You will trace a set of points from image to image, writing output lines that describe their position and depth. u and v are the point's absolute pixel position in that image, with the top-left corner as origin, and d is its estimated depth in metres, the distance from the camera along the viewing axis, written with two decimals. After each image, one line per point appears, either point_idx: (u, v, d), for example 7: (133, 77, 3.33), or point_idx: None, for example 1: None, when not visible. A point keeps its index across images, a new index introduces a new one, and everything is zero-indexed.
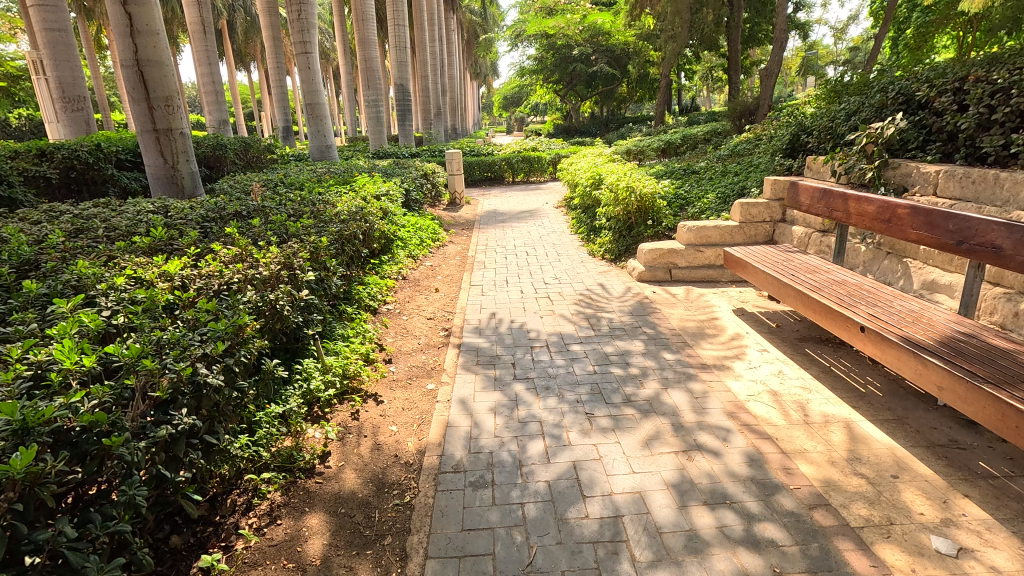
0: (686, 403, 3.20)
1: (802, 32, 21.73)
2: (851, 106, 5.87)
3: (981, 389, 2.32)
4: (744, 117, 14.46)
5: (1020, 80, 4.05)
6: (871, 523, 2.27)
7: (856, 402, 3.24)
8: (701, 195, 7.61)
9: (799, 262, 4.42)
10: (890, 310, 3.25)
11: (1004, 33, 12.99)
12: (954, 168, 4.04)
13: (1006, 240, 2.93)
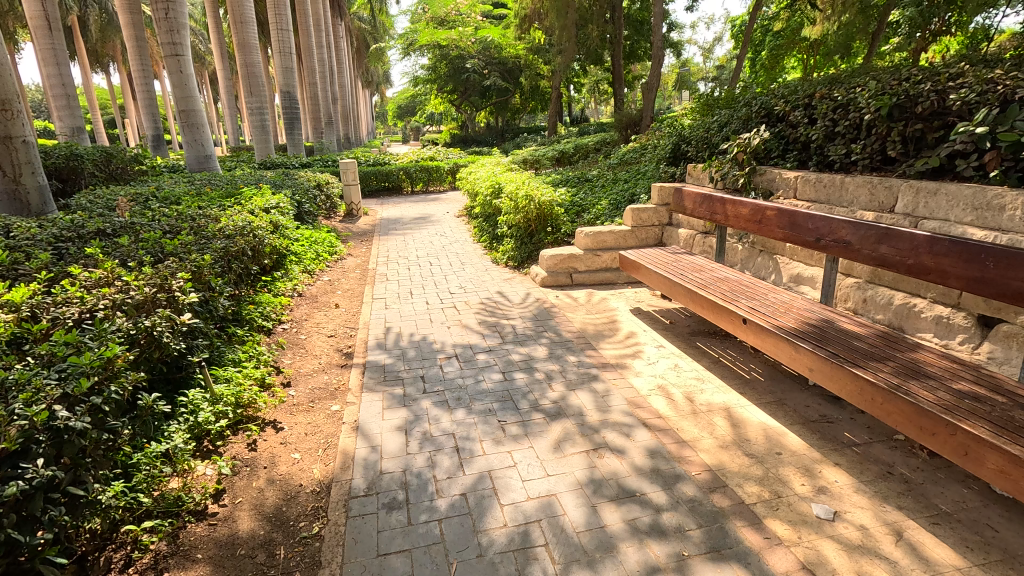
0: (592, 403, 3.31)
1: (676, 50, 23.62)
2: (722, 119, 6.45)
3: (843, 368, 2.63)
4: (630, 127, 15.39)
5: (855, 97, 4.67)
6: (761, 499, 2.48)
7: (741, 388, 3.54)
8: (595, 201, 7.98)
9: (686, 262, 4.76)
10: (766, 303, 3.59)
11: (839, 56, 15.00)
12: (809, 174, 4.58)
13: (854, 236, 3.36)
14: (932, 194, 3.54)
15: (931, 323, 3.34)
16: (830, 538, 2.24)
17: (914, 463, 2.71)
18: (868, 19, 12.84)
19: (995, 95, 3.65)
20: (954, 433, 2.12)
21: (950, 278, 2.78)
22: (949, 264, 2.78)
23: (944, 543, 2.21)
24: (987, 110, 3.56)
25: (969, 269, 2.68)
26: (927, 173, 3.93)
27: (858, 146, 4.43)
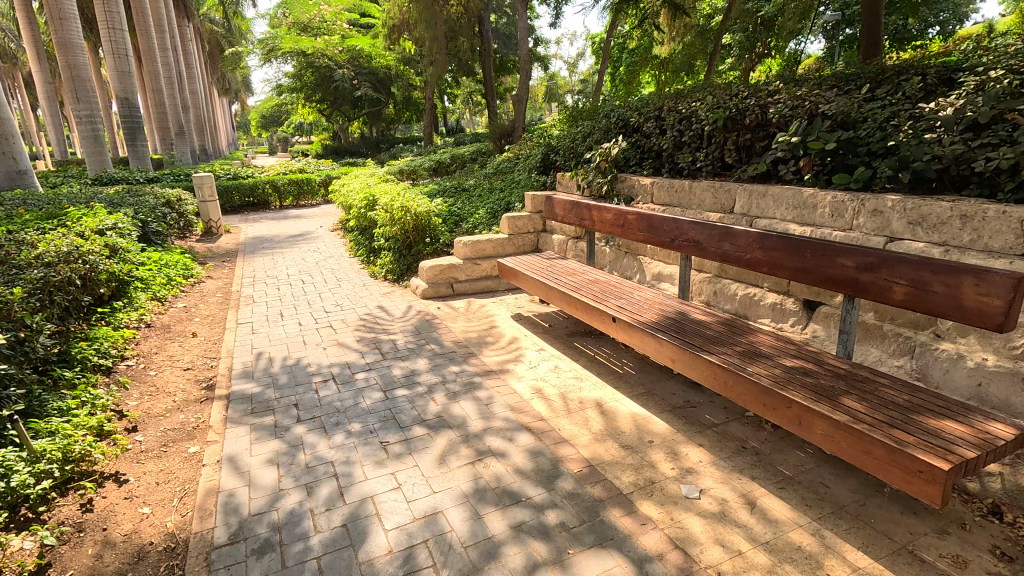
0: (476, 412, 3.30)
1: (544, 65, 24.73)
2: (586, 130, 6.84)
3: (699, 356, 2.86)
4: (503, 138, 15.77)
5: (696, 110, 5.19)
6: (636, 486, 2.62)
7: (616, 383, 3.73)
8: (473, 211, 8.04)
9: (560, 266, 4.93)
10: (632, 301, 3.83)
11: (685, 74, 16.67)
12: (662, 180, 4.99)
13: (702, 235, 3.71)
14: (762, 196, 4.02)
15: (769, 309, 3.78)
16: (697, 514, 2.41)
17: (763, 436, 3.03)
18: (706, 41, 14.42)
19: (804, 110, 4.24)
20: (790, 406, 2.40)
21: (779, 269, 3.16)
22: (778, 257, 3.16)
23: (788, 503, 2.49)
24: (798, 122, 4.13)
25: (793, 261, 3.07)
26: (757, 177, 4.45)
27: (702, 154, 4.93)
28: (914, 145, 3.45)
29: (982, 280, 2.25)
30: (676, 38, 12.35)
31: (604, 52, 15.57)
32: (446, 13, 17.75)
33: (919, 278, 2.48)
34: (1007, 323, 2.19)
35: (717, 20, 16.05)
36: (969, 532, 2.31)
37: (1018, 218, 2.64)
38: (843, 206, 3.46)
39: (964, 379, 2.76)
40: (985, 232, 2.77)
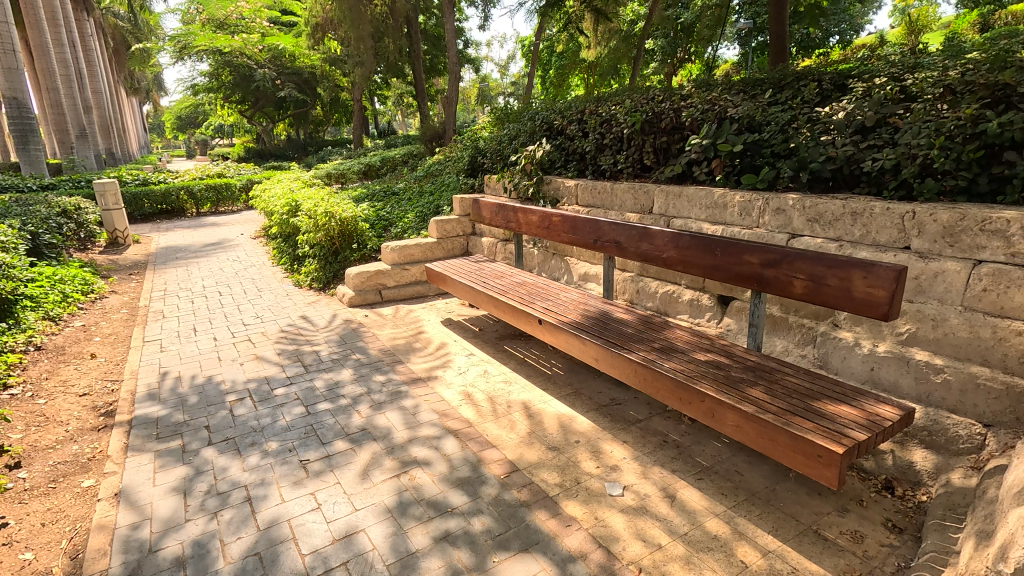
0: (401, 421, 3.22)
1: (475, 67, 24.71)
2: (512, 132, 6.88)
3: (620, 355, 2.92)
4: (434, 140, 15.62)
5: (615, 113, 5.33)
6: (561, 487, 2.63)
7: (544, 384, 3.75)
8: (402, 214, 7.90)
9: (489, 270, 4.90)
10: (558, 302, 3.86)
11: (612, 78, 17.16)
12: (585, 182, 5.08)
13: (622, 236, 3.79)
14: (677, 197, 4.17)
15: (687, 305, 3.92)
16: (620, 511, 2.45)
17: (683, 429, 3.14)
18: (629, 47, 14.90)
19: (714, 113, 4.45)
20: (704, 400, 2.48)
21: (693, 267, 3.27)
22: (692, 255, 3.28)
23: (705, 493, 2.58)
24: (709, 126, 4.32)
25: (705, 258, 3.19)
26: (674, 179, 4.62)
27: (622, 156, 5.07)
28: (811, 147, 3.68)
29: (869, 273, 2.43)
30: (601, 43, 12.70)
31: (533, 55, 15.75)
32: (372, 13, 17.38)
33: (815, 272, 2.64)
34: (891, 312, 2.36)
35: (640, 26, 16.63)
36: (865, 508, 2.48)
37: (899, 214, 2.87)
38: (750, 204, 3.65)
39: (859, 365, 2.97)
40: (872, 227, 3.00)
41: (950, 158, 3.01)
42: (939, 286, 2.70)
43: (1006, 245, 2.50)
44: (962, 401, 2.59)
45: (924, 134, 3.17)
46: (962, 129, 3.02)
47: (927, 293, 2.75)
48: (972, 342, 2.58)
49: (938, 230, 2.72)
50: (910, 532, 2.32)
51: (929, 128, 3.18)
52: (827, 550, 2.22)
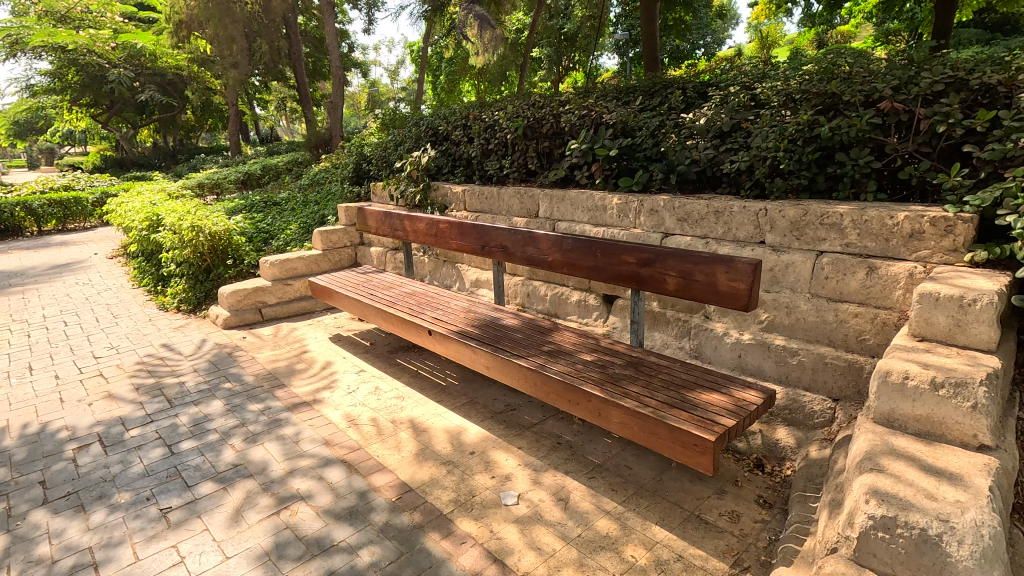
0: (281, 453, 2.96)
1: (362, 72, 23.98)
2: (397, 138, 6.71)
3: (510, 362, 2.88)
4: (320, 147, 14.90)
5: (499, 119, 5.37)
6: (455, 504, 2.55)
7: (438, 396, 3.64)
8: (284, 226, 7.41)
9: (377, 280, 4.68)
10: (447, 310, 3.75)
11: (501, 85, 17.42)
12: (472, 188, 5.05)
13: (509, 241, 3.78)
14: (561, 200, 4.25)
15: (575, 306, 4.01)
16: (514, 521, 2.42)
17: (575, 429, 3.18)
18: (516, 54, 15.21)
19: (591, 119, 4.60)
20: (590, 400, 2.51)
21: (577, 269, 3.33)
22: (575, 258, 3.34)
23: (597, 492, 2.62)
24: (586, 131, 4.46)
25: (588, 260, 3.26)
26: (558, 183, 4.72)
27: (508, 161, 5.10)
28: (678, 150, 3.92)
29: (731, 268, 2.60)
30: (487, 50, 12.85)
31: (420, 60, 15.53)
32: (244, 11, 16.23)
33: (686, 269, 2.78)
34: (751, 303, 2.54)
35: (525, 34, 17.04)
36: (740, 488, 2.64)
37: (754, 211, 3.11)
38: (627, 206, 3.80)
39: (728, 353, 3.18)
40: (733, 224, 3.23)
41: (793, 159, 3.33)
42: (790, 276, 2.96)
43: (841, 236, 2.79)
44: (814, 379, 2.85)
45: (771, 138, 3.48)
46: (801, 133, 3.36)
47: (780, 283, 3.01)
48: (819, 325, 2.85)
49: (787, 226, 2.98)
50: (778, 505, 2.50)
51: (775, 132, 3.49)
52: (708, 534, 2.33)
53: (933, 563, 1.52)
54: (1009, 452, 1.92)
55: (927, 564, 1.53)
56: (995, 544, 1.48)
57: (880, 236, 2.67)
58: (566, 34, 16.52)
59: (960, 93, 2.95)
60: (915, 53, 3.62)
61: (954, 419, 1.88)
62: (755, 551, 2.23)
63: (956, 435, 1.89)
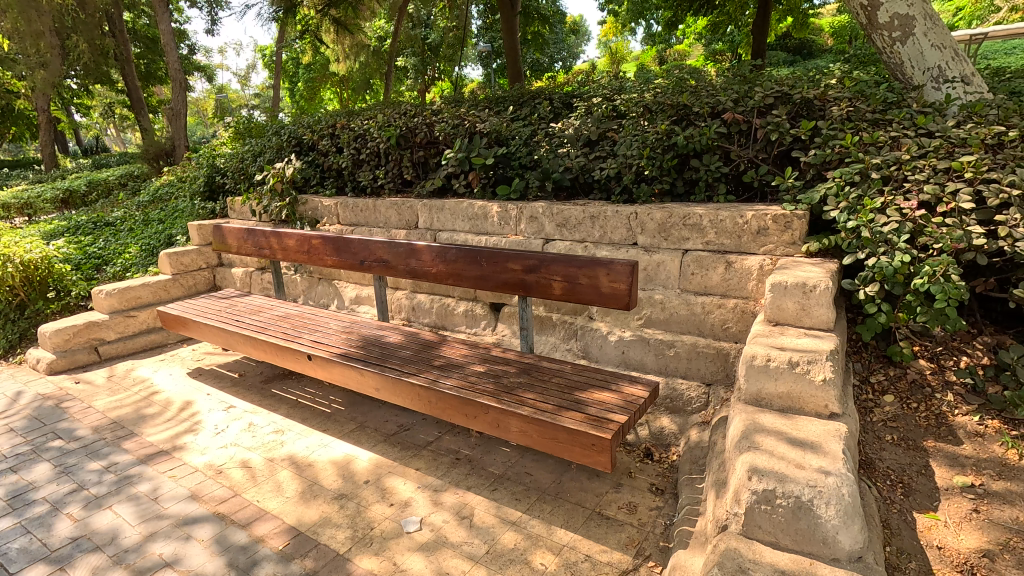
0: (135, 515, 2.54)
1: (207, 77, 21.90)
2: (255, 148, 6.19)
3: (402, 381, 2.74)
4: (161, 158, 13.28)
5: (368, 128, 5.17)
6: (353, 540, 2.36)
7: (323, 425, 3.38)
8: (121, 249, 6.47)
9: (241, 304, 4.22)
10: (327, 331, 3.48)
11: (366, 93, 16.91)
12: (345, 200, 4.80)
13: (390, 254, 3.61)
14: (440, 210, 4.18)
15: (462, 317, 3.96)
16: (419, 549, 2.30)
17: (472, 442, 3.13)
18: (380, 62, 14.87)
19: (464, 128, 4.60)
20: (488, 412, 2.47)
21: (463, 279, 3.27)
22: (461, 268, 3.27)
23: (501, 504, 2.59)
24: (461, 140, 4.44)
25: (474, 269, 3.22)
26: (435, 193, 4.63)
27: (381, 172, 4.95)
28: (551, 159, 4.05)
29: (611, 270, 2.71)
30: (349, 57, 12.38)
31: (275, 66, 14.51)
32: (52, 3, 13.99)
33: (570, 273, 2.85)
34: (631, 302, 2.67)
35: (388, 42, 16.73)
36: (634, 478, 2.76)
37: (626, 215, 3.30)
38: (508, 214, 3.83)
39: (613, 350, 3.33)
40: (608, 228, 3.39)
41: (655, 166, 3.59)
42: (662, 274, 3.18)
43: (702, 235, 3.05)
44: (689, 368, 3.08)
45: (635, 146, 3.72)
46: (661, 142, 3.63)
47: (654, 281, 3.21)
48: (689, 318, 3.09)
49: (655, 227, 3.19)
50: (669, 490, 2.65)
51: (637, 141, 3.74)
52: (610, 529, 2.40)
53: (808, 526, 1.67)
54: (852, 417, 2.21)
55: (803, 528, 1.69)
56: (853, 500, 1.68)
57: (733, 234, 2.96)
58: (430, 44, 16.52)
59: (786, 105, 3.38)
60: (746, 71, 4.10)
61: (810, 392, 2.12)
62: (654, 538, 2.34)
63: (812, 407, 2.13)
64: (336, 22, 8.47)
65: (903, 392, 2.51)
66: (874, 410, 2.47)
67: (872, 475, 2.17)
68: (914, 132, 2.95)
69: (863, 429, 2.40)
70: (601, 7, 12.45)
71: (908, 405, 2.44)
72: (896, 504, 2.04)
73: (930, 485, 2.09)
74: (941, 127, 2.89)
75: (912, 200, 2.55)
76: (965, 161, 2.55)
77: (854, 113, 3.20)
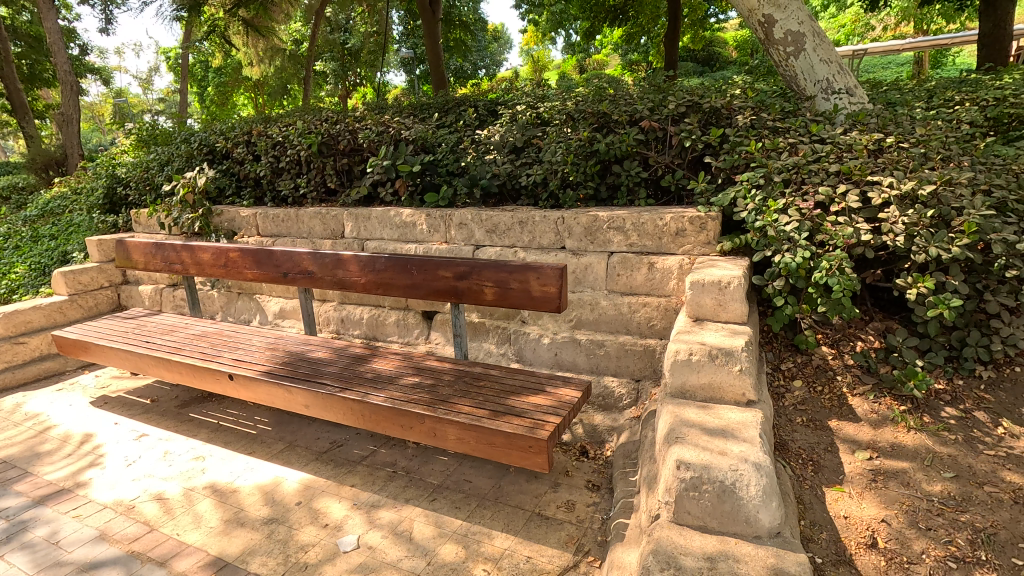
0: (34, 563, 2.30)
1: (103, 79, 20.24)
2: (162, 157, 5.79)
3: (332, 396, 2.65)
4: (51, 168, 12.11)
5: (287, 135, 4.98)
6: (286, 567, 2.26)
7: (248, 448, 3.20)
8: (5, 268, 5.84)
9: (151, 323, 3.92)
10: (249, 349, 3.30)
11: (283, 98, 16.25)
12: (265, 210, 4.60)
13: (315, 265, 3.49)
14: (367, 219, 4.09)
15: (394, 326, 3.90)
16: (358, 568, 2.24)
17: (409, 453, 3.08)
18: (298, 66, 14.36)
19: (389, 135, 4.54)
20: (424, 421, 2.44)
21: (394, 288, 3.22)
22: (390, 277, 3.22)
23: (440, 514, 2.56)
24: (386, 148, 4.37)
25: (404, 278, 3.17)
26: (361, 201, 4.57)
27: (303, 180, 4.78)
28: (478, 166, 4.08)
29: (541, 274, 2.77)
30: (263, 61, 11.86)
31: (182, 69, 13.64)
32: None
33: (501, 279, 2.88)
34: (561, 305, 2.74)
35: (305, 46, 16.19)
36: (571, 476, 2.82)
37: (554, 220, 3.37)
38: (436, 222, 3.81)
39: (546, 352, 3.39)
40: (536, 233, 3.46)
41: (580, 172, 3.71)
42: (590, 276, 3.28)
43: (625, 238, 3.18)
44: (619, 366, 3.19)
45: (559, 152, 3.82)
46: (584, 149, 3.76)
47: (582, 284, 3.31)
48: (617, 317, 3.20)
49: (582, 231, 3.29)
50: (605, 485, 2.74)
51: (561, 148, 3.84)
52: (550, 528, 2.45)
53: (731, 508, 1.79)
54: (766, 403, 2.38)
55: (727, 511, 1.80)
56: (770, 480, 1.81)
57: (654, 236, 3.11)
58: (350, 49, 16.15)
59: (697, 114, 3.59)
60: (660, 81, 4.32)
61: (729, 382, 2.26)
62: (592, 533, 2.40)
63: (731, 396, 2.27)
64: (248, 23, 8.09)
65: (810, 376, 2.73)
66: (785, 395, 2.67)
67: (787, 456, 2.35)
68: (809, 139, 3.23)
69: (777, 414, 2.59)
70: (521, 16, 12.68)
71: (814, 389, 2.66)
72: (808, 481, 2.22)
73: (835, 461, 2.29)
74: (831, 134, 3.18)
75: (809, 200, 2.78)
76: (852, 165, 2.82)
77: (757, 121, 3.45)
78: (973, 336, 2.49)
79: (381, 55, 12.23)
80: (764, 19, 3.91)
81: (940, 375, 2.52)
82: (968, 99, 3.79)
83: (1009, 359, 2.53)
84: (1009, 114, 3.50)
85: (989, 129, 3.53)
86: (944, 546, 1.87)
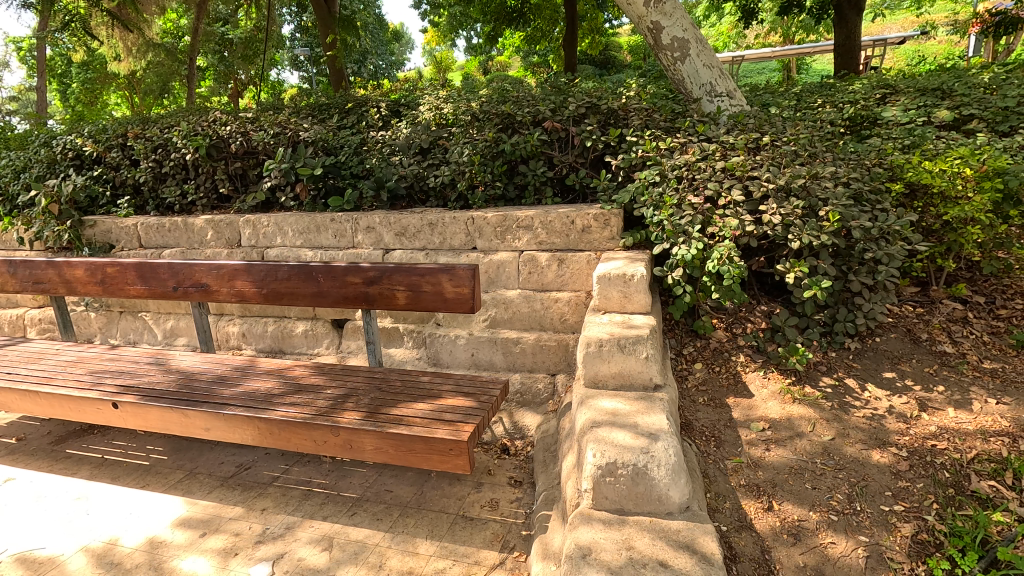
0: None
1: None
2: (16, 163, 5.13)
3: (235, 416, 2.47)
4: None
5: (170, 137, 4.59)
6: None
7: (140, 481, 2.92)
8: None
9: (10, 351, 3.43)
10: (136, 372, 2.99)
11: (162, 96, 14.93)
12: (148, 220, 4.22)
13: (209, 277, 3.23)
14: (266, 226, 3.87)
15: (302, 338, 3.73)
16: None
17: (325, 469, 2.95)
18: (179, 64, 13.29)
19: (286, 138, 4.34)
20: (338, 434, 2.34)
21: (298, 298, 3.05)
22: (294, 286, 3.05)
23: (361, 528, 2.48)
24: (283, 150, 4.17)
25: (309, 286, 3.02)
26: (259, 207, 4.33)
27: (190, 186, 4.45)
28: (383, 168, 4.01)
29: (453, 275, 2.75)
30: (135, 55, 10.83)
31: (37, 62, 12.02)
32: None
33: (412, 281, 2.83)
34: (475, 305, 2.74)
35: (185, 41, 14.99)
36: (493, 475, 2.84)
37: (463, 221, 3.39)
38: (342, 226, 3.68)
39: (462, 353, 3.38)
40: (447, 234, 3.45)
41: (486, 172, 3.76)
42: (502, 276, 3.34)
43: (534, 236, 3.27)
44: (535, 362, 3.25)
45: (465, 153, 3.84)
46: (490, 149, 3.80)
47: (496, 283, 3.36)
48: (531, 314, 3.26)
49: (492, 231, 3.35)
50: (527, 480, 2.78)
51: (468, 148, 3.86)
52: (476, 529, 2.45)
53: (645, 488, 1.88)
54: (672, 387, 2.52)
55: (640, 492, 1.89)
56: (678, 459, 1.92)
57: (562, 233, 3.23)
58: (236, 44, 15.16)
59: (596, 115, 3.74)
60: (560, 83, 4.46)
61: (637, 369, 2.37)
62: (516, 528, 2.44)
63: (640, 382, 2.39)
64: (116, 16, 7.36)
65: (708, 358, 2.94)
66: (688, 377, 2.86)
67: (691, 434, 2.51)
68: (697, 138, 3.46)
69: (682, 396, 2.76)
70: (420, 16, 12.56)
71: (713, 370, 2.87)
72: (711, 456, 2.39)
73: (734, 435, 2.48)
74: (715, 134, 3.43)
75: (700, 196, 2.99)
76: (736, 163, 3.06)
77: (651, 122, 3.65)
78: (842, 312, 2.80)
79: (269, 52, 11.59)
80: (652, 25, 4.15)
81: (817, 349, 2.81)
82: (827, 102, 4.25)
83: (870, 331, 2.88)
84: (861, 115, 3.98)
85: (845, 129, 3.99)
86: (827, 502, 2.09)
